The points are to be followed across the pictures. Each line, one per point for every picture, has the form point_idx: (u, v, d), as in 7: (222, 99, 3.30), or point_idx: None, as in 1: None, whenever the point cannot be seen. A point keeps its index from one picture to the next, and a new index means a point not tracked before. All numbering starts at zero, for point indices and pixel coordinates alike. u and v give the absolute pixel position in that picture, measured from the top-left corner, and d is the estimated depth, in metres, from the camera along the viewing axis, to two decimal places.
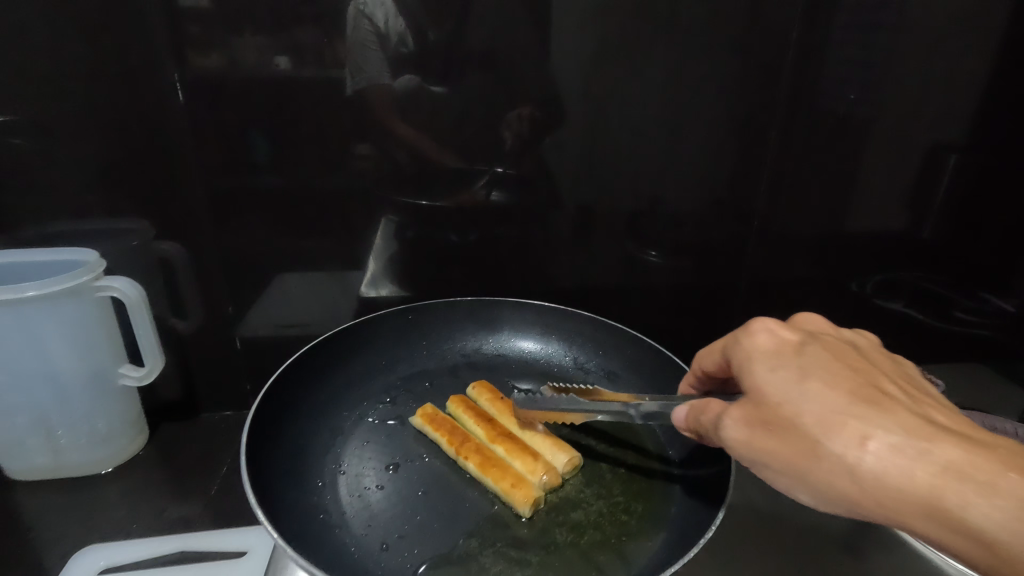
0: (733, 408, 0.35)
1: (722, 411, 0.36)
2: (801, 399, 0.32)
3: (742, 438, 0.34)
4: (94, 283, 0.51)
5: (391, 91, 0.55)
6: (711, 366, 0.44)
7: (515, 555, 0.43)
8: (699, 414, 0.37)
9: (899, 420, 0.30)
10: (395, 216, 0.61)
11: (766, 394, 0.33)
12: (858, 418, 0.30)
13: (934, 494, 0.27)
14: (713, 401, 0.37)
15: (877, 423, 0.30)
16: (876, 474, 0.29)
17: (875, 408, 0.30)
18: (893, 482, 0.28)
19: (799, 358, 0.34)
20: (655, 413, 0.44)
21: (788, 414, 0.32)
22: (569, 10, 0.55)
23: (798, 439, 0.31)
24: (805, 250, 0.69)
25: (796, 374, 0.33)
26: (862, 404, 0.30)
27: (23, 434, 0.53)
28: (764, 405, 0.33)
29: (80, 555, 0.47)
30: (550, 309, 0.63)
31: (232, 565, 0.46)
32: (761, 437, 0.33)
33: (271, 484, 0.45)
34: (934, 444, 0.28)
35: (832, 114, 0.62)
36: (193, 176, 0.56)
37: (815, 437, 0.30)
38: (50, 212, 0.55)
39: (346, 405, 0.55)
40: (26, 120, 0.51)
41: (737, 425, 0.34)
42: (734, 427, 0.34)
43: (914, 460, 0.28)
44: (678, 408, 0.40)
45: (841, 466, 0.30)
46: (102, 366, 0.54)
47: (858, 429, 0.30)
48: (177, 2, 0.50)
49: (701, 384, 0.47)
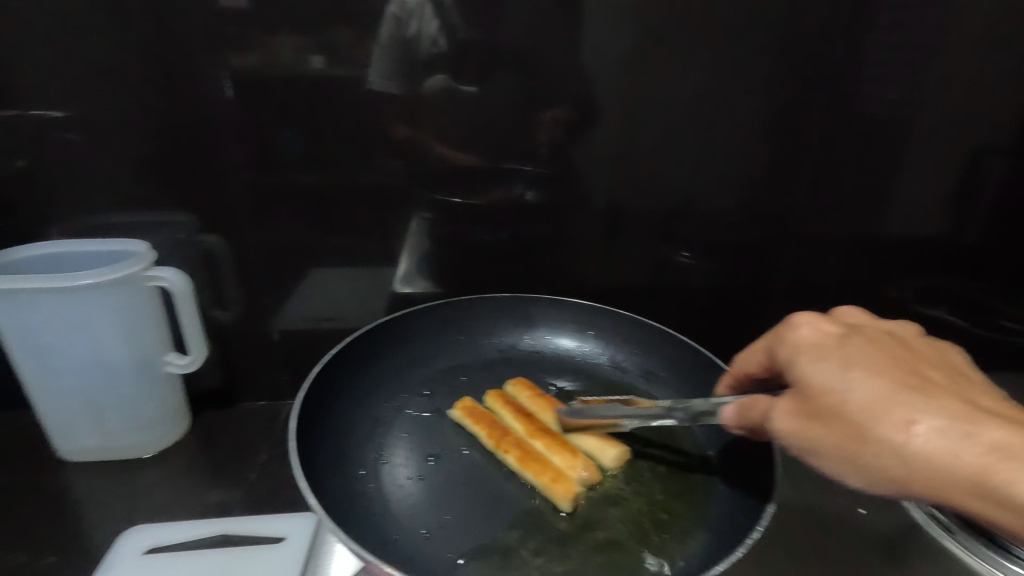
0: (782, 400, 0.36)
1: (769, 405, 0.37)
2: (847, 386, 0.33)
3: (790, 428, 0.35)
4: (144, 272, 0.53)
5: (426, 91, 0.56)
6: (755, 368, 0.43)
7: (554, 549, 0.44)
8: (747, 410, 0.38)
9: (942, 404, 0.32)
10: (429, 213, 0.62)
11: (811, 384, 0.35)
12: (904, 404, 0.32)
13: (979, 471, 0.30)
14: (761, 397, 0.38)
15: (922, 407, 0.32)
16: (924, 456, 0.31)
17: (918, 394, 0.32)
18: (940, 462, 0.30)
19: (843, 348, 0.35)
20: (704, 414, 0.43)
21: (834, 402, 0.33)
22: (601, 9, 0.55)
23: (845, 425, 0.33)
24: (844, 254, 0.68)
25: (840, 364, 0.34)
26: (906, 390, 0.32)
27: (76, 415, 0.56)
28: (809, 394, 0.35)
29: (127, 534, 0.49)
30: (588, 306, 0.63)
31: (271, 550, 0.47)
32: (808, 425, 0.34)
33: (316, 470, 0.46)
34: (976, 425, 0.31)
35: (871, 114, 0.61)
36: (236, 171, 0.58)
37: (863, 424, 0.32)
38: (101, 206, 0.57)
39: (386, 397, 0.56)
40: (81, 119, 0.54)
41: (785, 416, 0.35)
42: (782, 418, 0.36)
43: (960, 441, 0.30)
44: (725, 407, 0.40)
45: (889, 450, 0.31)
46: (149, 353, 0.56)
47: (905, 414, 0.32)
48: (218, 4, 0.52)
49: (738, 388, 0.46)
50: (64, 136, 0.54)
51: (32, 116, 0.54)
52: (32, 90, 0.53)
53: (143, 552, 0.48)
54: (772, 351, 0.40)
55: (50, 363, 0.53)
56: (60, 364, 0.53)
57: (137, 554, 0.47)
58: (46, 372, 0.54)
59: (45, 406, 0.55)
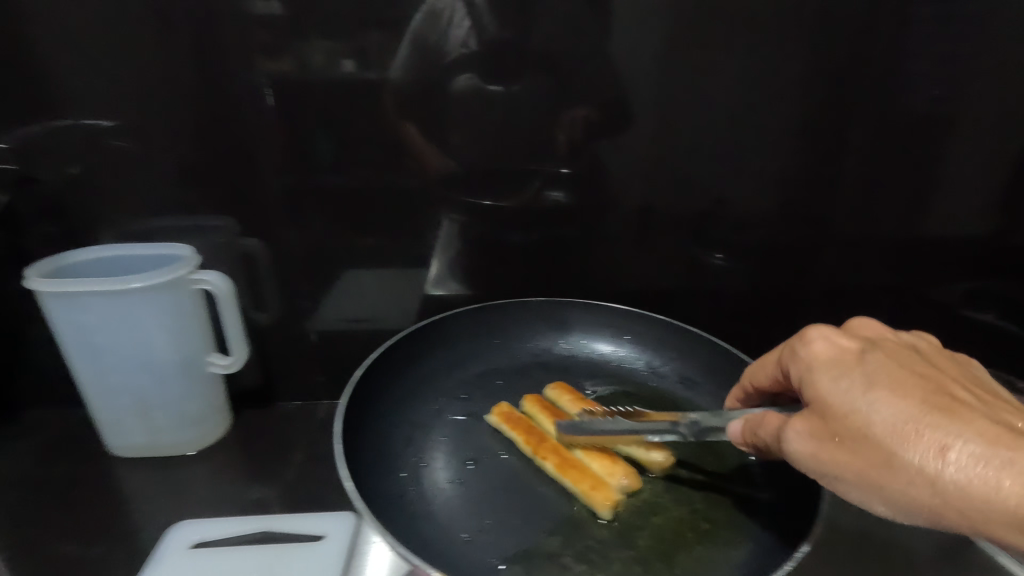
0: (796, 420, 0.37)
1: (782, 424, 0.38)
2: (870, 409, 0.33)
3: (808, 450, 0.36)
4: (189, 276, 0.55)
5: (458, 92, 0.57)
6: (764, 381, 0.44)
7: (595, 556, 0.44)
8: (757, 428, 0.39)
9: (976, 429, 0.31)
10: (461, 216, 0.62)
11: (830, 405, 0.35)
12: (934, 429, 0.32)
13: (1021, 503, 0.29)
14: (771, 415, 0.39)
15: (955, 432, 0.31)
16: (959, 483, 0.30)
17: (949, 417, 0.32)
18: (976, 491, 0.30)
19: (861, 366, 0.36)
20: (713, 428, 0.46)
21: (857, 425, 0.34)
22: (630, 7, 0.54)
23: (870, 450, 0.33)
24: (886, 255, 0.66)
25: (860, 384, 0.34)
26: (935, 413, 0.32)
27: (126, 413, 0.58)
28: (829, 415, 0.35)
29: (174, 529, 0.51)
30: (624, 311, 0.63)
31: (311, 547, 0.49)
32: (831, 449, 0.35)
33: (359, 472, 0.47)
34: (1015, 452, 0.30)
35: (913, 110, 0.59)
36: (273, 175, 0.59)
37: (890, 449, 0.32)
38: (147, 211, 0.60)
39: (424, 400, 0.57)
40: (127, 126, 0.56)
41: (802, 438, 0.36)
42: (799, 439, 0.36)
43: (997, 469, 0.30)
44: (732, 423, 0.42)
45: (920, 477, 0.31)
46: (194, 354, 0.58)
47: (936, 440, 0.31)
48: (252, 10, 0.53)
49: (746, 400, 0.47)
50: (112, 143, 0.57)
51: (81, 125, 0.56)
52: (83, 100, 0.55)
53: (191, 546, 0.49)
54: (786, 367, 0.40)
55: (102, 364, 0.56)
56: (111, 364, 0.56)
57: (184, 548, 0.49)
58: (99, 373, 0.56)
59: (98, 404, 0.58)
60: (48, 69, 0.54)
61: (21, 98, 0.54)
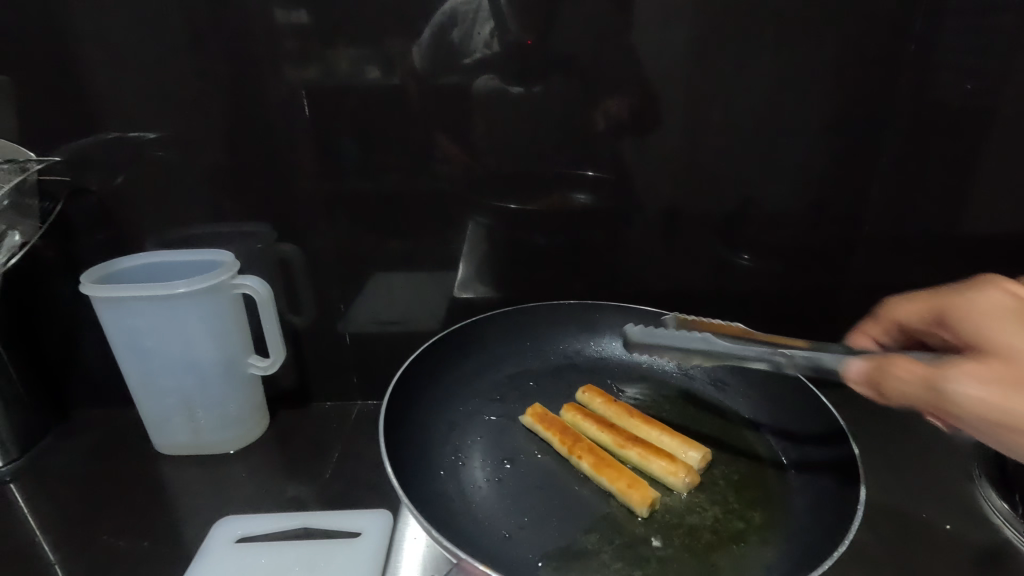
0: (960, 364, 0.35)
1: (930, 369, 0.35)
2: None
3: (982, 398, 0.33)
4: (231, 280, 0.57)
5: (485, 96, 0.58)
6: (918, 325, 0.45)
7: (632, 553, 0.44)
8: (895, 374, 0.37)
9: None
10: (490, 219, 0.63)
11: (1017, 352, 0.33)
12: None
13: None
14: (909, 361, 0.37)
15: None
16: None
17: None
18: None
19: None
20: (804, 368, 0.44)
21: None
22: (653, 9, 0.55)
23: None
24: (920, 254, 0.65)
25: None
26: None
27: (173, 413, 0.61)
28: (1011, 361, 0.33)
29: (219, 525, 0.53)
30: (654, 313, 0.63)
31: (350, 544, 0.50)
32: (1005, 396, 0.33)
33: (399, 470, 0.49)
34: None
35: (945, 105, 0.58)
36: (308, 181, 0.61)
37: None
38: (189, 219, 0.62)
39: (459, 401, 0.58)
40: (168, 137, 0.59)
41: (974, 383, 0.34)
42: (969, 385, 0.34)
43: None
44: (852, 360, 0.40)
45: None
46: (235, 356, 0.60)
47: None
48: (283, 21, 0.55)
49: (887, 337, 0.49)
50: (154, 154, 0.59)
51: (125, 137, 0.59)
52: (128, 113, 0.58)
53: (235, 540, 0.52)
54: (946, 313, 0.41)
55: (151, 366, 0.58)
56: (160, 365, 0.58)
57: (229, 543, 0.51)
58: (147, 373, 0.59)
59: (147, 403, 0.60)
60: (96, 84, 0.56)
61: (72, 112, 0.57)
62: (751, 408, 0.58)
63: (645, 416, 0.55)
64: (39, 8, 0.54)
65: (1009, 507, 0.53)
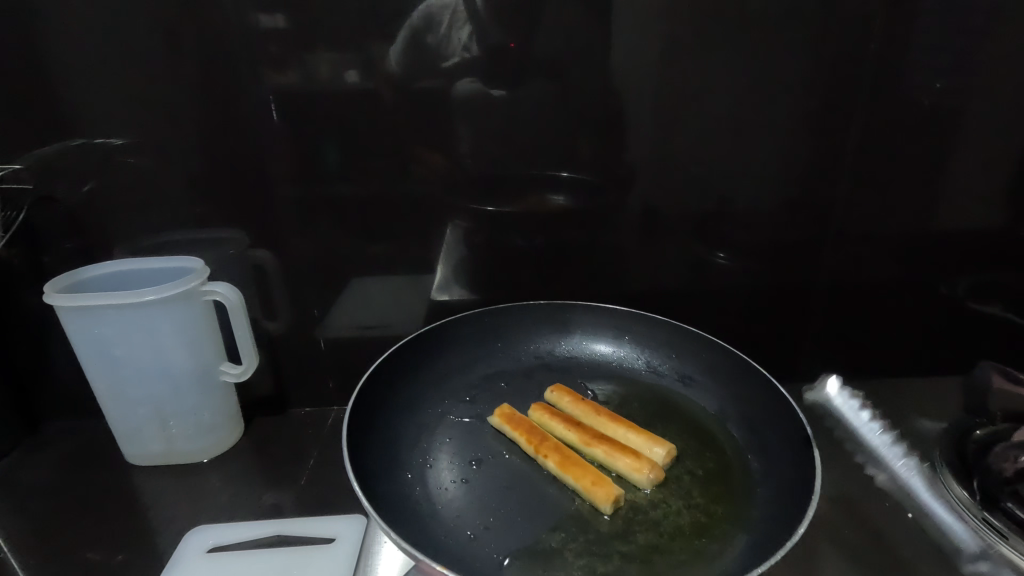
0: None
1: None
2: None
3: None
4: (201, 287, 0.56)
5: (461, 99, 0.58)
6: None
7: (596, 549, 0.45)
8: None
9: None
10: (465, 221, 0.63)
11: None
12: None
13: None
14: None
15: None
16: None
17: None
18: None
19: None
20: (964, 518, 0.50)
21: None
22: (628, 12, 0.55)
23: None
24: (890, 250, 0.66)
25: None
26: None
27: (143, 422, 0.60)
28: None
29: (193, 534, 0.53)
30: (622, 311, 0.64)
31: (323, 549, 0.50)
32: None
33: (368, 473, 0.49)
34: None
35: (913, 104, 0.59)
36: (282, 186, 0.61)
37: None
38: (161, 224, 0.61)
39: (429, 403, 0.58)
40: (140, 142, 0.58)
41: None
42: None
43: None
44: None
45: None
46: (206, 364, 0.59)
47: None
48: (258, 25, 0.54)
49: None
50: (126, 159, 0.59)
51: (95, 142, 0.58)
52: (96, 118, 0.57)
53: (207, 550, 0.51)
54: None
55: (118, 375, 0.57)
56: (128, 374, 0.57)
57: (201, 552, 0.51)
58: (115, 382, 0.58)
59: (114, 413, 0.60)
60: (63, 90, 0.56)
61: (37, 118, 0.57)
62: (720, 404, 0.59)
63: (612, 415, 0.56)
64: (1, 12, 0.53)
65: (968, 495, 0.51)
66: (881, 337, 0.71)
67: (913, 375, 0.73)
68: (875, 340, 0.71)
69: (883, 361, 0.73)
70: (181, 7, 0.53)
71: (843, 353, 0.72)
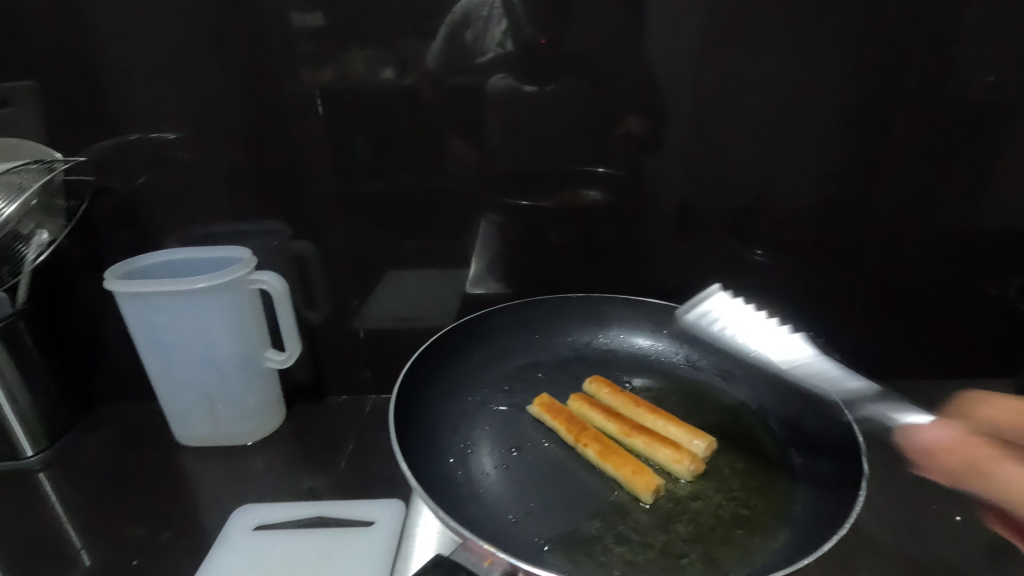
0: None
1: None
2: None
3: None
4: (248, 276, 0.58)
5: (495, 95, 0.59)
6: None
7: (636, 537, 0.45)
8: None
9: None
10: (500, 215, 0.64)
11: None
12: None
13: None
14: None
15: None
16: None
17: None
18: None
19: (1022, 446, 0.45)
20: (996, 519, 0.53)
21: None
22: (664, 5, 0.55)
23: None
24: (937, 249, 0.64)
25: None
26: None
27: (193, 404, 0.62)
28: None
29: (238, 513, 0.55)
30: (662, 305, 0.65)
31: (363, 532, 0.51)
32: None
33: (412, 456, 0.50)
34: None
35: (962, 98, 0.58)
36: (323, 180, 0.62)
37: None
38: (207, 216, 0.64)
39: (470, 392, 0.59)
40: (188, 137, 0.60)
41: None
42: None
43: None
44: None
45: None
46: (252, 350, 0.62)
47: None
48: (299, 23, 0.56)
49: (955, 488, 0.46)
50: (175, 153, 0.61)
51: (146, 137, 0.60)
52: (148, 114, 0.59)
53: (253, 528, 0.53)
54: None
55: (172, 358, 0.60)
56: (180, 358, 0.60)
57: (247, 530, 0.53)
58: (167, 365, 0.60)
59: (167, 394, 0.62)
60: (116, 88, 0.58)
61: (96, 114, 0.59)
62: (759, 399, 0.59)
63: (650, 406, 0.56)
64: (61, 14, 0.56)
65: None
66: (926, 337, 0.69)
67: (958, 377, 0.71)
68: (917, 341, 0.69)
69: (926, 362, 0.70)
70: (227, 7, 0.55)
71: (885, 353, 0.70)
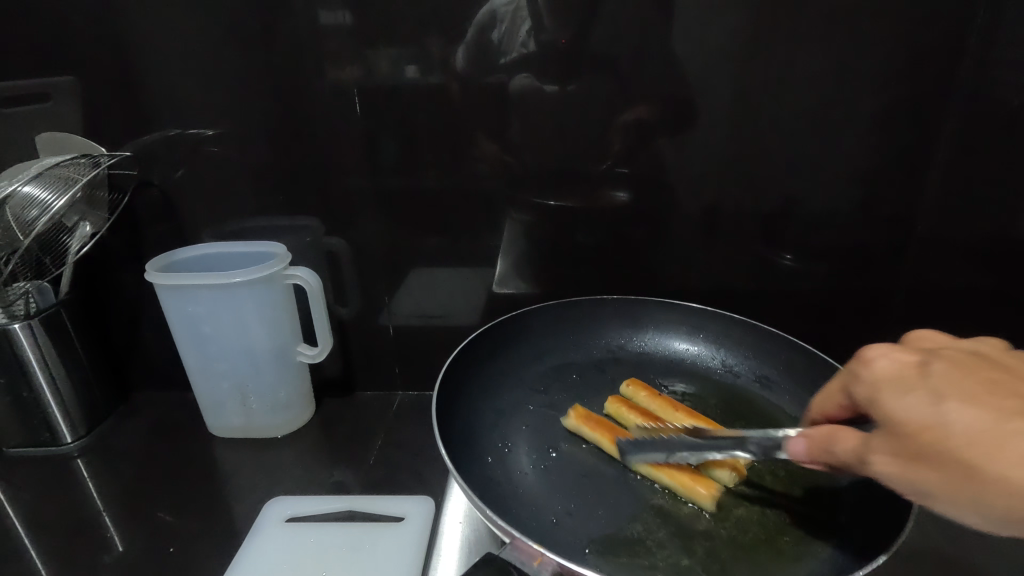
0: None
1: None
2: None
3: None
4: (283, 271, 0.59)
5: (520, 95, 0.59)
6: None
7: (679, 542, 0.45)
8: None
9: None
10: (528, 216, 0.64)
11: None
12: None
13: None
14: None
15: None
16: None
17: None
18: None
19: (925, 378, 0.32)
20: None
21: None
22: (691, 7, 0.55)
23: None
24: (976, 256, 0.63)
25: None
26: None
27: (228, 396, 0.63)
28: (905, 434, 0.31)
29: (270, 505, 0.56)
30: (698, 310, 0.64)
31: (394, 528, 0.52)
32: None
33: (451, 454, 0.50)
34: None
35: (1000, 102, 0.56)
36: (352, 177, 0.63)
37: None
38: (239, 212, 0.65)
39: (505, 392, 0.59)
40: (220, 134, 0.61)
41: None
42: None
43: None
44: None
45: None
46: (287, 344, 0.63)
47: None
48: (326, 22, 0.57)
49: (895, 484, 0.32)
50: (207, 150, 0.62)
51: (180, 134, 0.62)
52: (182, 111, 0.61)
53: (285, 519, 0.54)
54: None
55: (209, 350, 0.61)
56: (217, 350, 0.61)
57: (279, 521, 0.54)
58: (205, 357, 0.62)
59: (203, 386, 0.63)
60: (150, 85, 0.60)
61: (131, 111, 0.61)
62: (797, 406, 0.59)
63: (689, 410, 0.55)
64: (97, 14, 0.57)
65: None
66: None
67: None
68: None
69: None
70: (257, 6, 0.56)
71: None
